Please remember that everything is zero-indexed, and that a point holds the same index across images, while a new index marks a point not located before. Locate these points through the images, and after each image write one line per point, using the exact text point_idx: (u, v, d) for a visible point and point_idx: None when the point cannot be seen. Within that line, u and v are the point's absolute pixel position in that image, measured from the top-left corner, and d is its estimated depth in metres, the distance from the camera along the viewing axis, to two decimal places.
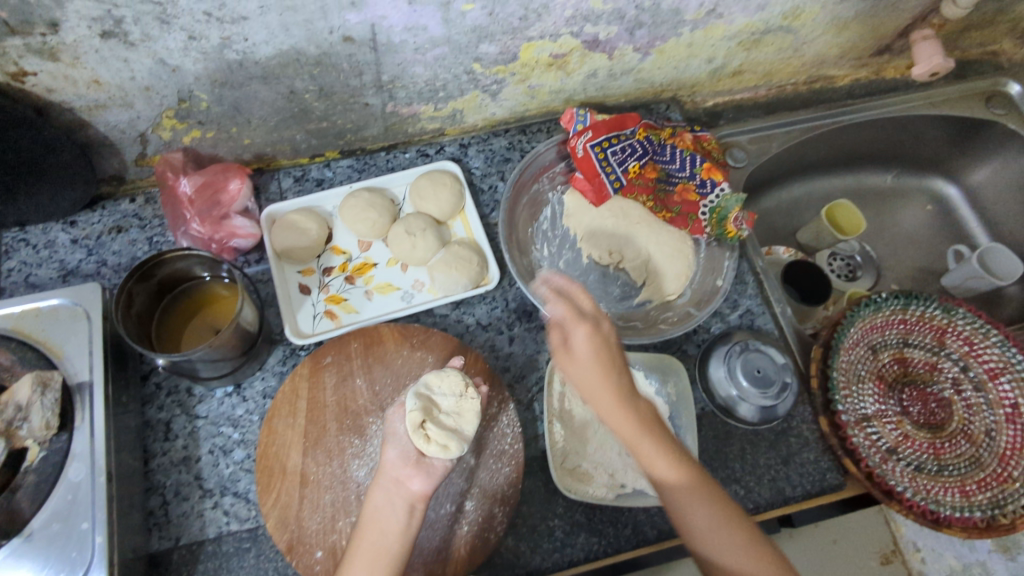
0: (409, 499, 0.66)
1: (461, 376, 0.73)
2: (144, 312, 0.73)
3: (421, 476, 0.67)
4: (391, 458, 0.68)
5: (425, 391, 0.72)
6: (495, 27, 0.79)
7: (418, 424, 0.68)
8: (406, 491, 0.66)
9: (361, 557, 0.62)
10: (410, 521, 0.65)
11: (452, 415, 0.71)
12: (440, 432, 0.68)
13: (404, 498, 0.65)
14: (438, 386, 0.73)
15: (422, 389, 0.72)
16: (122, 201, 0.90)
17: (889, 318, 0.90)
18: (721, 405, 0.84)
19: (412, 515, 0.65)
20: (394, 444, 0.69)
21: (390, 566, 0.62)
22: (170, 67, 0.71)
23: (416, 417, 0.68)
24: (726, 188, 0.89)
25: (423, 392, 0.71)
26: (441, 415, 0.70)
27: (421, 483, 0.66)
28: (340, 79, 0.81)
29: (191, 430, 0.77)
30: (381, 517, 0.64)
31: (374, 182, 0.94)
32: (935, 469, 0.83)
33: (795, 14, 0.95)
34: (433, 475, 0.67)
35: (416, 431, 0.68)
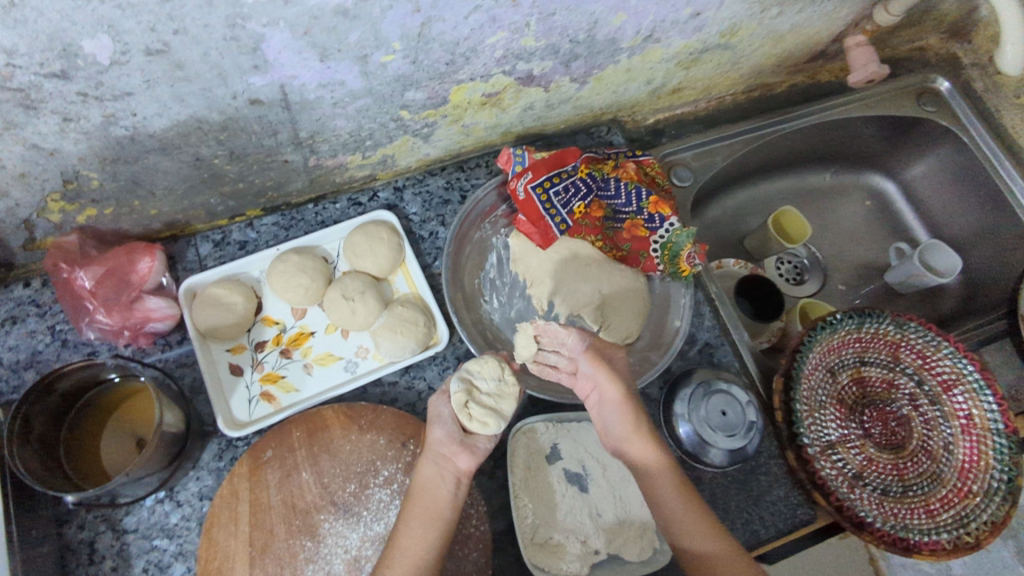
0: (458, 473, 0.67)
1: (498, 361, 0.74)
2: (50, 430, 0.64)
3: (466, 453, 0.68)
4: (438, 436, 0.68)
5: (467, 375, 0.72)
6: (421, 74, 0.73)
7: (464, 403, 0.69)
8: (454, 466, 0.67)
9: (414, 525, 0.63)
10: (457, 492, 0.66)
11: (492, 396, 0.71)
12: (482, 411, 0.69)
13: (453, 472, 0.67)
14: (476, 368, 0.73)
15: (464, 372, 0.72)
16: (15, 287, 0.79)
17: (845, 338, 0.89)
18: (688, 451, 0.81)
19: (460, 488, 0.66)
20: (439, 424, 0.69)
21: (444, 533, 0.63)
22: (46, 151, 0.62)
23: (460, 397, 0.69)
24: (675, 222, 0.85)
25: (467, 376, 0.72)
26: (483, 397, 0.71)
27: (468, 459, 0.67)
28: (252, 142, 0.73)
29: (119, 548, 0.69)
30: (429, 488, 0.65)
31: (303, 240, 0.86)
32: (900, 491, 0.84)
33: (733, 32, 0.91)
34: (478, 453, 0.68)
35: (461, 410, 0.68)
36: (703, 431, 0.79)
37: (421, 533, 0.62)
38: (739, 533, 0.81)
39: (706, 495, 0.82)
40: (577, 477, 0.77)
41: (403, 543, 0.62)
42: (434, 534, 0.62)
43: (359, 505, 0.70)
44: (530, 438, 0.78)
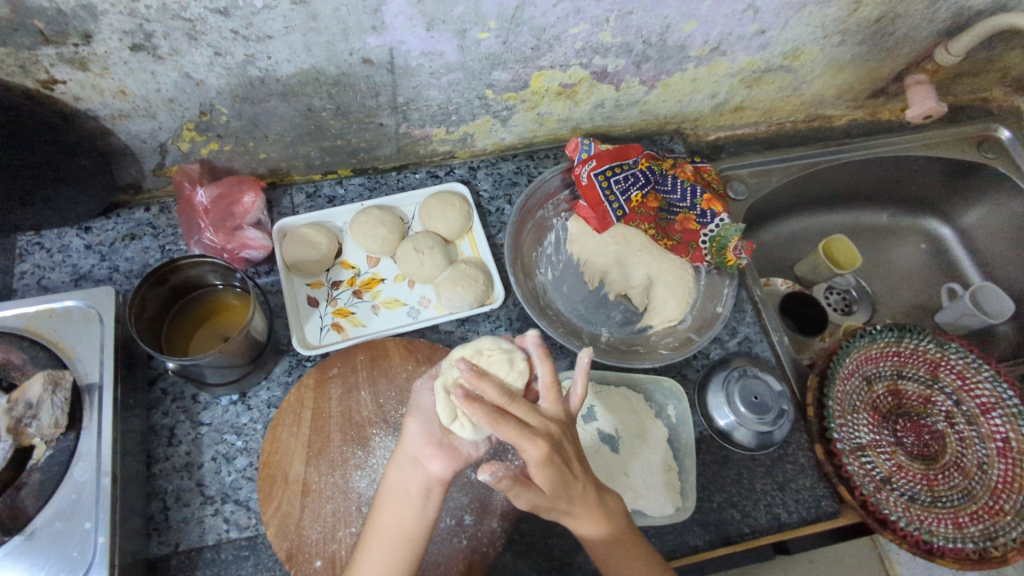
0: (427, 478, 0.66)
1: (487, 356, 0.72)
2: (156, 317, 0.74)
3: (443, 459, 0.67)
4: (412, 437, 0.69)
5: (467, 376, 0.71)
6: (509, 55, 0.82)
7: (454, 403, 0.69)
8: (424, 473, 0.66)
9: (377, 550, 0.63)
10: (427, 503, 0.65)
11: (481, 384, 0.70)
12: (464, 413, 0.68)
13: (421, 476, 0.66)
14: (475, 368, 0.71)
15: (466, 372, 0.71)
16: (137, 210, 0.91)
17: (884, 349, 0.92)
18: (719, 430, 0.85)
19: (429, 498, 0.66)
20: (419, 419, 0.70)
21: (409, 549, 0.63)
22: (194, 81, 0.74)
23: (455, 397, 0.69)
24: (726, 218, 0.92)
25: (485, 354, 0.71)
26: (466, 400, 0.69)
27: (440, 467, 0.66)
28: (357, 100, 0.84)
29: (194, 436, 0.78)
30: (391, 505, 0.65)
31: (385, 201, 0.96)
32: (929, 501, 0.84)
33: (796, 55, 0.99)
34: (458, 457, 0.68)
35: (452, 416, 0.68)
36: (734, 410, 0.83)
37: (386, 551, 0.63)
38: (761, 516, 0.83)
39: (732, 475, 0.85)
40: (610, 438, 0.83)
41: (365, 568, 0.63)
42: (401, 553, 0.63)
43: None
44: None
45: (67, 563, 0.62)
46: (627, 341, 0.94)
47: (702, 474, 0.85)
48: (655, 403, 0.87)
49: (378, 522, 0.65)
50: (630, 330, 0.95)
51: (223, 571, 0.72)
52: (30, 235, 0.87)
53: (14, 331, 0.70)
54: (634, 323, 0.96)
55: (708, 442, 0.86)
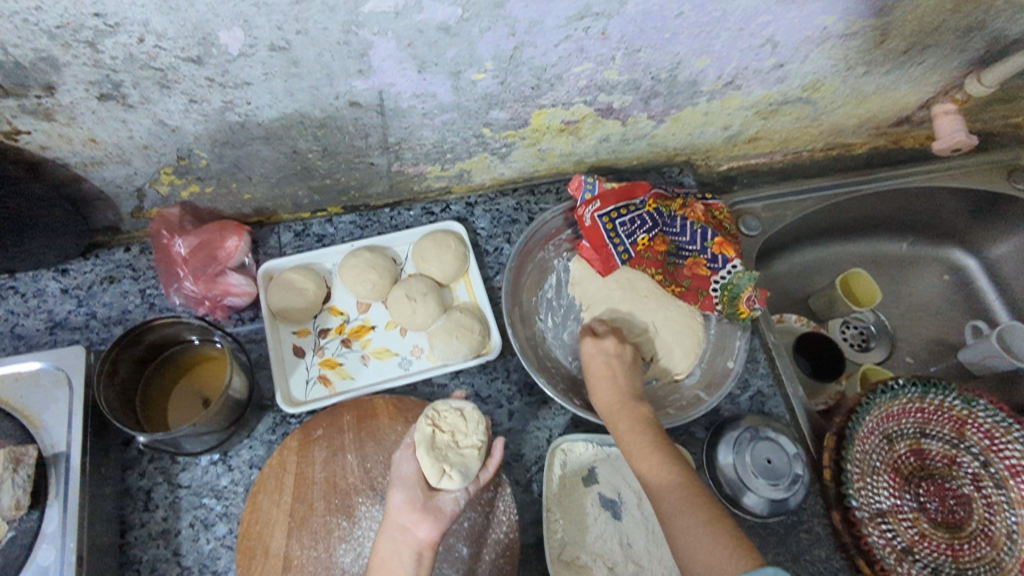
0: (418, 548, 0.63)
1: (452, 410, 0.73)
2: (129, 379, 0.70)
3: (428, 523, 0.64)
4: (397, 505, 0.65)
5: (436, 433, 0.70)
6: (507, 94, 0.77)
7: (433, 453, 0.68)
8: (413, 539, 0.63)
9: None
10: (419, 570, 0.61)
11: (452, 440, 0.70)
12: (450, 464, 0.67)
13: (411, 547, 0.63)
14: (443, 423, 0.72)
15: (435, 429, 0.71)
16: (117, 251, 0.88)
17: (907, 405, 0.86)
18: (728, 493, 0.79)
19: (421, 564, 0.62)
20: (401, 487, 0.67)
21: None
22: (169, 127, 0.69)
23: (429, 452, 0.68)
24: (738, 264, 0.86)
25: (445, 411, 0.73)
26: (445, 452, 0.69)
27: (428, 529, 0.64)
28: (345, 141, 0.79)
29: (172, 500, 0.74)
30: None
31: (376, 240, 0.91)
32: (954, 573, 0.79)
33: (816, 87, 0.92)
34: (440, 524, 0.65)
35: (436, 468, 0.67)
36: (745, 475, 0.77)
37: None
38: None
39: None
40: (611, 503, 0.76)
41: None
42: None
43: None
44: (567, 455, 0.79)
45: None
46: None
47: None
48: None
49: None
50: None
51: None
52: (4, 278, 0.84)
53: None
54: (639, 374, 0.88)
55: None
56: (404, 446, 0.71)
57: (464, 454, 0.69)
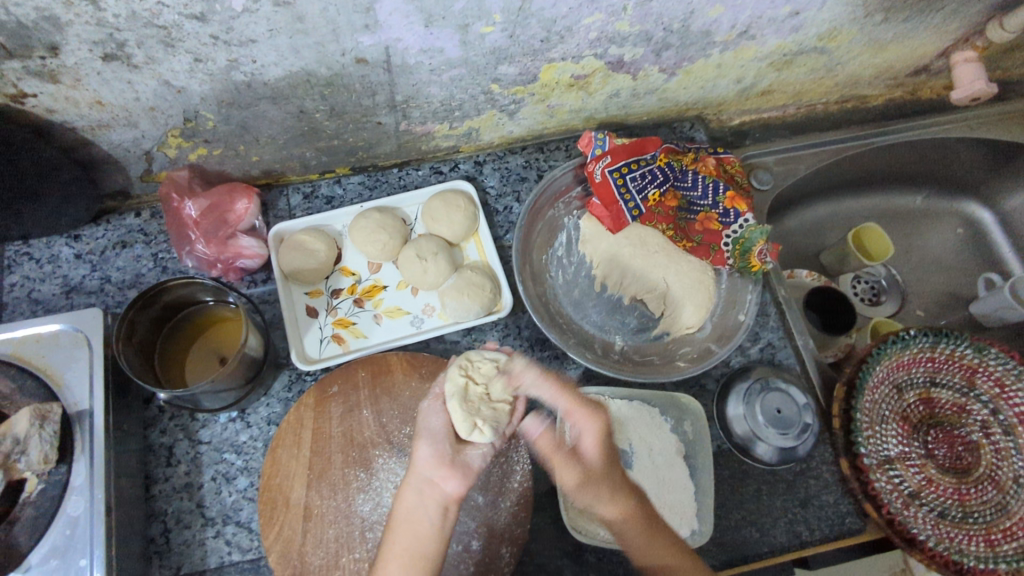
0: (443, 501, 0.66)
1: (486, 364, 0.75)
2: (146, 340, 0.71)
3: (455, 478, 0.67)
4: (424, 459, 0.68)
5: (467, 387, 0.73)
6: (515, 49, 0.76)
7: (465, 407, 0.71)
8: (440, 493, 0.66)
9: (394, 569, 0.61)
10: (443, 521, 0.65)
11: (483, 395, 0.73)
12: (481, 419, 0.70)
13: (437, 500, 0.66)
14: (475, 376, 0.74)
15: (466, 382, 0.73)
16: (127, 215, 0.88)
17: (917, 355, 0.87)
18: (738, 443, 0.81)
19: (446, 517, 0.65)
20: (428, 440, 0.70)
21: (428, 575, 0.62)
22: (175, 88, 0.68)
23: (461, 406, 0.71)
24: (751, 219, 0.86)
25: (473, 365, 0.75)
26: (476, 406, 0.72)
27: (456, 484, 0.67)
28: (352, 100, 0.78)
29: (193, 456, 0.76)
30: (406, 525, 0.64)
31: (385, 201, 0.91)
32: (960, 516, 0.80)
33: (831, 36, 0.90)
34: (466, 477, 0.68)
35: (466, 422, 0.70)
36: (756, 426, 0.79)
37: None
38: (783, 534, 0.79)
39: (752, 490, 0.81)
40: (623, 454, 0.78)
41: None
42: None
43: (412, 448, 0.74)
44: None
45: None
46: (641, 350, 0.88)
47: (720, 490, 0.81)
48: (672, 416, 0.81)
49: (395, 547, 0.63)
50: (644, 338, 0.89)
51: None
52: (17, 244, 0.84)
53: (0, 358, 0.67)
54: (650, 329, 0.90)
55: (727, 457, 0.82)
56: (431, 398, 0.73)
57: (495, 410, 0.72)
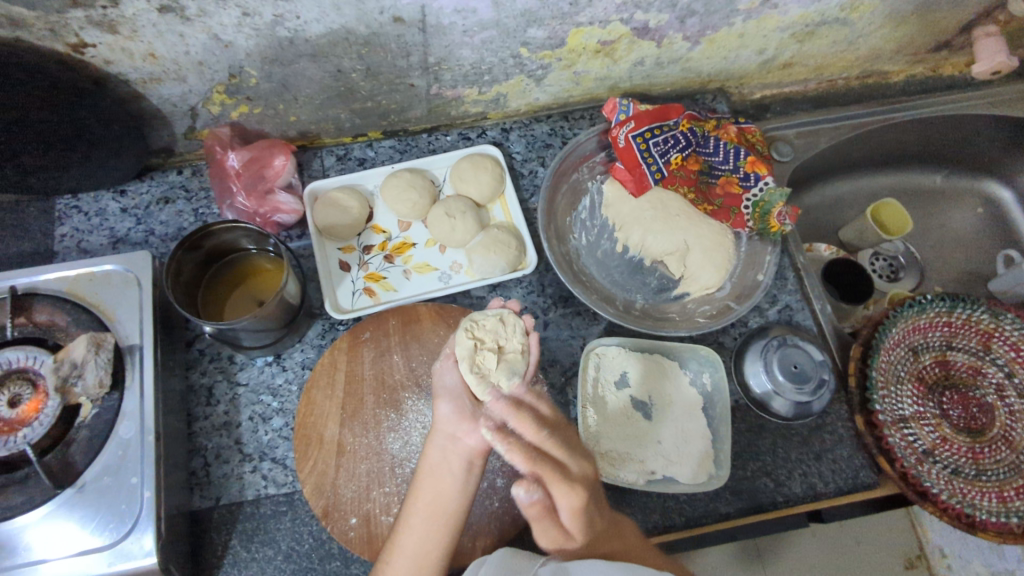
0: (466, 456, 0.67)
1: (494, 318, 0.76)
2: (191, 281, 0.75)
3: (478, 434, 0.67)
4: (445, 415, 0.69)
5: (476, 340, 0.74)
6: (545, 12, 0.78)
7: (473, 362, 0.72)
8: (463, 448, 0.67)
9: (416, 521, 0.64)
10: (468, 478, 0.66)
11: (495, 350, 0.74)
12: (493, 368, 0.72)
13: (460, 456, 0.66)
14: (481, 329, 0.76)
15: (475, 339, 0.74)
16: (170, 172, 0.92)
17: (934, 319, 0.88)
18: (755, 398, 0.83)
19: (471, 473, 0.66)
20: (447, 397, 0.71)
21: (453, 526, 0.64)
22: (223, 43, 0.72)
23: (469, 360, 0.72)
24: (770, 181, 0.88)
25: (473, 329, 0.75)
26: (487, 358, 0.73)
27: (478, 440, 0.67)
28: (387, 60, 0.81)
29: (232, 396, 0.80)
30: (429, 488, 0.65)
31: (415, 163, 0.94)
32: (973, 474, 0.82)
33: (853, 7, 0.92)
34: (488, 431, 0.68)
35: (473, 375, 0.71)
36: (773, 381, 0.81)
37: (427, 527, 0.63)
38: (797, 485, 0.82)
39: (767, 443, 0.83)
40: (643, 404, 0.81)
41: (405, 545, 0.63)
42: (443, 531, 0.63)
43: None
44: (602, 358, 0.83)
45: (116, 516, 0.63)
46: (661, 308, 0.91)
47: (736, 442, 0.83)
48: (692, 370, 0.84)
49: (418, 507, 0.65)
50: (665, 298, 0.92)
51: (262, 525, 0.74)
52: (67, 198, 0.89)
53: (56, 295, 0.72)
54: (671, 289, 0.92)
55: (743, 411, 0.85)
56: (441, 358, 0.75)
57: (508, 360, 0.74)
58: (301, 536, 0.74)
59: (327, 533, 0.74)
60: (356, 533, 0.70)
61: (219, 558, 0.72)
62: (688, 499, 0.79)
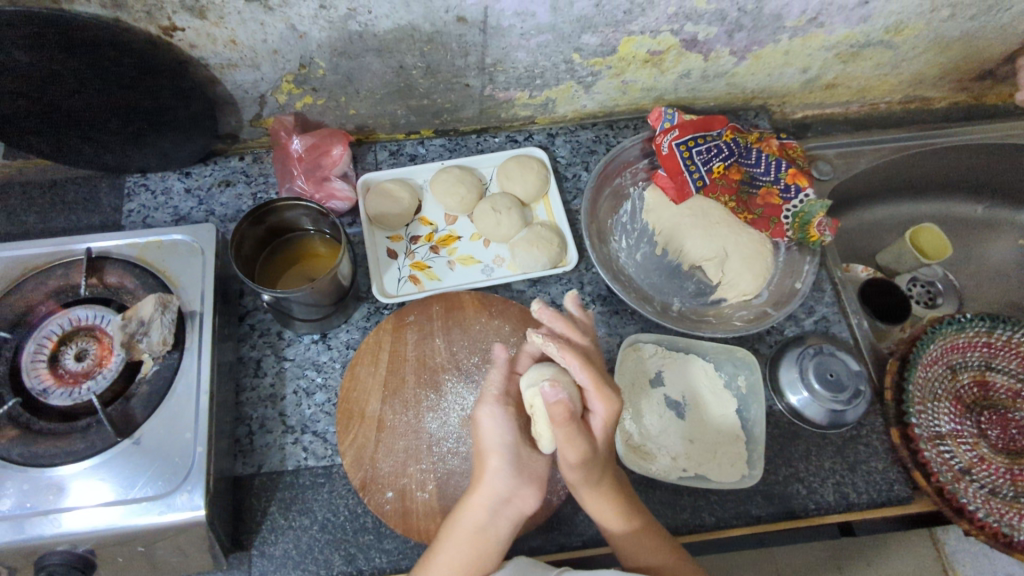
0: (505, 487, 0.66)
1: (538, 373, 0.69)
2: (251, 255, 0.79)
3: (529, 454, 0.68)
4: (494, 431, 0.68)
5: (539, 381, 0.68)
6: (600, 18, 0.82)
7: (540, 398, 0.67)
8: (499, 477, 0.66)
9: (451, 549, 0.63)
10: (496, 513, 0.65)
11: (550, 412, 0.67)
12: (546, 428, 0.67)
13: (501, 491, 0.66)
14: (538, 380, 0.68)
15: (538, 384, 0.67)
16: (232, 158, 0.97)
17: (973, 339, 0.88)
18: (789, 405, 0.84)
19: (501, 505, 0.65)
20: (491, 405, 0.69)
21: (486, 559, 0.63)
22: (298, 33, 0.77)
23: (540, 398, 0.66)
24: (810, 194, 0.89)
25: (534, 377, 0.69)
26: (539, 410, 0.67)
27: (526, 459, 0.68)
28: (447, 59, 0.86)
29: (278, 369, 0.83)
30: (495, 476, 0.66)
31: (464, 161, 0.98)
32: (1012, 496, 0.81)
33: (899, 29, 0.94)
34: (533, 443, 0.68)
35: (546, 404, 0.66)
36: (809, 387, 0.81)
37: (461, 549, 0.63)
38: (829, 494, 0.81)
39: (800, 451, 0.83)
40: (676, 403, 0.82)
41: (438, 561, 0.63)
42: (477, 553, 0.63)
43: (479, 374, 0.79)
44: (638, 354, 0.84)
45: (169, 467, 0.66)
46: (698, 312, 0.92)
47: (769, 447, 0.83)
48: (727, 371, 0.85)
49: (474, 495, 0.65)
50: (701, 303, 0.93)
51: (300, 495, 0.76)
52: (136, 177, 0.94)
53: (127, 259, 0.76)
54: (708, 295, 0.93)
55: (776, 417, 0.85)
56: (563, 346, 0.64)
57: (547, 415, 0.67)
58: (337, 507, 0.75)
59: (363, 507, 0.75)
60: (392, 506, 0.72)
61: (257, 524, 0.74)
62: (719, 500, 0.79)
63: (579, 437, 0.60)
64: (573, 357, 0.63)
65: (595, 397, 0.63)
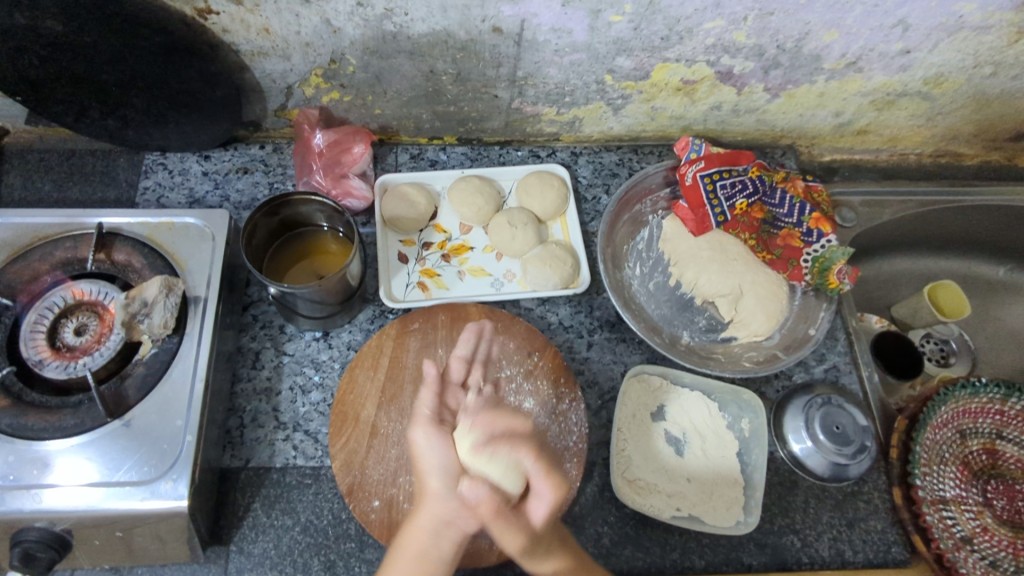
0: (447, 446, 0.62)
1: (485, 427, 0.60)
2: (261, 245, 0.78)
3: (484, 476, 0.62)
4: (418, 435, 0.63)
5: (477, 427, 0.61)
6: (637, 42, 0.81)
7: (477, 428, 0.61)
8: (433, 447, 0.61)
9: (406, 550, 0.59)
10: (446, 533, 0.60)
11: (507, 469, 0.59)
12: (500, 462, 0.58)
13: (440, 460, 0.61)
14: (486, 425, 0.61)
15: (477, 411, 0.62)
16: (253, 146, 0.96)
17: (986, 405, 0.86)
18: (791, 454, 0.82)
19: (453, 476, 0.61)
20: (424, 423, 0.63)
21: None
22: (332, 28, 0.76)
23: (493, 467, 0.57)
24: (832, 241, 0.89)
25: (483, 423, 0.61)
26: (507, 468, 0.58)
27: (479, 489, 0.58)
28: (478, 68, 0.85)
29: (276, 364, 0.81)
30: (436, 501, 0.60)
31: (485, 171, 0.97)
32: (1013, 570, 0.77)
33: (938, 82, 0.93)
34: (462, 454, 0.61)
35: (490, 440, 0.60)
36: (813, 437, 0.79)
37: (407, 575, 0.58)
38: (824, 549, 0.79)
39: (799, 501, 0.81)
40: (676, 440, 0.80)
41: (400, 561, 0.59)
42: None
43: None
44: (642, 384, 0.83)
45: (157, 454, 0.64)
46: (707, 348, 0.90)
47: (767, 496, 0.81)
48: (731, 413, 0.83)
49: (414, 522, 0.60)
50: (711, 339, 0.91)
51: (285, 494, 0.75)
52: (156, 155, 0.93)
53: (137, 237, 0.75)
54: (718, 332, 0.91)
55: (777, 464, 0.83)
56: (515, 445, 0.58)
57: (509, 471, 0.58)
58: (321, 511, 0.74)
59: (346, 512, 0.74)
60: (377, 516, 0.70)
61: (239, 519, 0.73)
62: (711, 543, 0.77)
63: (511, 531, 0.57)
64: (523, 450, 0.58)
65: (542, 482, 0.57)
